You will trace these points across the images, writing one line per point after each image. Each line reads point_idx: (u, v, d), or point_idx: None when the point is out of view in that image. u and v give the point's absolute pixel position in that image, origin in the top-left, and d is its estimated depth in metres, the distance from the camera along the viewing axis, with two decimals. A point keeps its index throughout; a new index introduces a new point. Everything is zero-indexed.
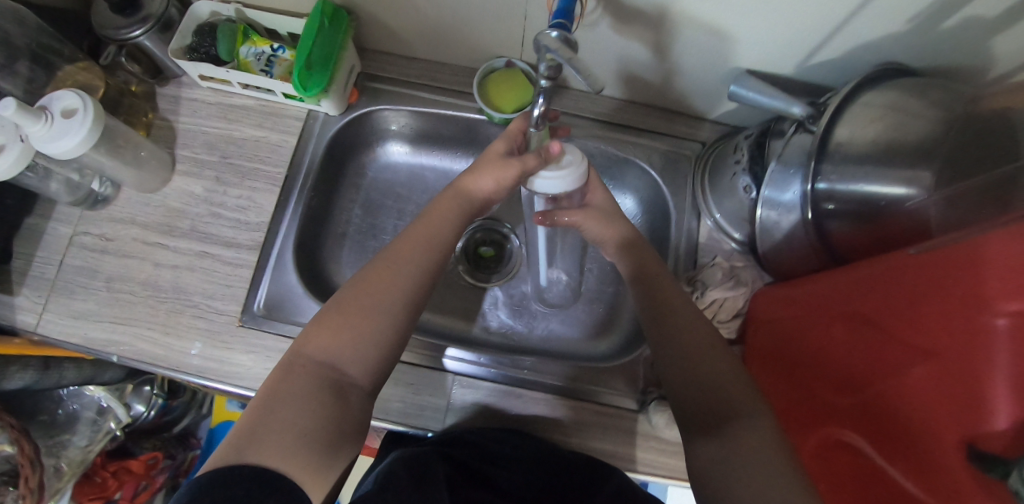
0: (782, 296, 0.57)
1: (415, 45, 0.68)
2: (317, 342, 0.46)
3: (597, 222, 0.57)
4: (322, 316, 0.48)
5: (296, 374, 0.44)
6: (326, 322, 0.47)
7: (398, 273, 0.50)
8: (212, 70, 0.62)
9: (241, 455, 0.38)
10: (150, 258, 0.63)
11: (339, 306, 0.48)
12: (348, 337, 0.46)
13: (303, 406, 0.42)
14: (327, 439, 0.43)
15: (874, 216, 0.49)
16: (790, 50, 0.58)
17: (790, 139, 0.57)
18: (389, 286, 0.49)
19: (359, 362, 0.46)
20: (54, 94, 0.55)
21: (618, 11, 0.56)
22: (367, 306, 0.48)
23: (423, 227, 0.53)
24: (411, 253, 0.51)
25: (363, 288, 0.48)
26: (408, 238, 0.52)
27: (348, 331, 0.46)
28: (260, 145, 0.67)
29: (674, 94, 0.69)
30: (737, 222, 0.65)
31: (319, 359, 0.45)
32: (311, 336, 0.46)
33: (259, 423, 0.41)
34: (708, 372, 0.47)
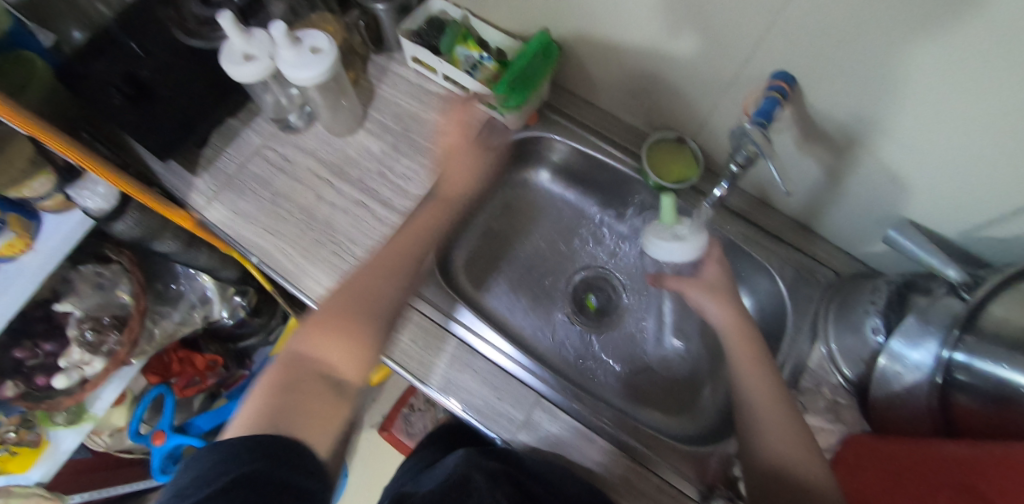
0: (886, 449, 0.55)
1: (600, 94, 0.74)
2: (322, 350, 0.50)
3: (706, 292, 0.65)
4: (310, 325, 0.52)
5: (297, 367, 0.48)
6: (316, 329, 0.52)
7: (387, 292, 0.57)
8: (429, 55, 0.71)
9: (271, 428, 0.41)
10: (314, 189, 0.70)
11: (329, 314, 0.53)
12: (349, 346, 0.52)
13: (314, 402, 0.46)
14: (342, 427, 0.47)
15: (1008, 401, 0.48)
16: (960, 218, 0.59)
17: (935, 300, 0.58)
18: (372, 294, 0.56)
19: (350, 358, 0.51)
20: (311, 33, 0.64)
21: (806, 124, 0.60)
22: (359, 313, 0.54)
23: (416, 224, 0.64)
24: (394, 269, 0.59)
25: (341, 296, 0.55)
26: (391, 246, 0.61)
27: (340, 337, 0.51)
28: (439, 130, 0.74)
29: (824, 220, 0.71)
30: (853, 361, 0.64)
31: (321, 363, 0.49)
32: (303, 339, 0.51)
33: (286, 407, 0.44)
34: (799, 482, 0.47)
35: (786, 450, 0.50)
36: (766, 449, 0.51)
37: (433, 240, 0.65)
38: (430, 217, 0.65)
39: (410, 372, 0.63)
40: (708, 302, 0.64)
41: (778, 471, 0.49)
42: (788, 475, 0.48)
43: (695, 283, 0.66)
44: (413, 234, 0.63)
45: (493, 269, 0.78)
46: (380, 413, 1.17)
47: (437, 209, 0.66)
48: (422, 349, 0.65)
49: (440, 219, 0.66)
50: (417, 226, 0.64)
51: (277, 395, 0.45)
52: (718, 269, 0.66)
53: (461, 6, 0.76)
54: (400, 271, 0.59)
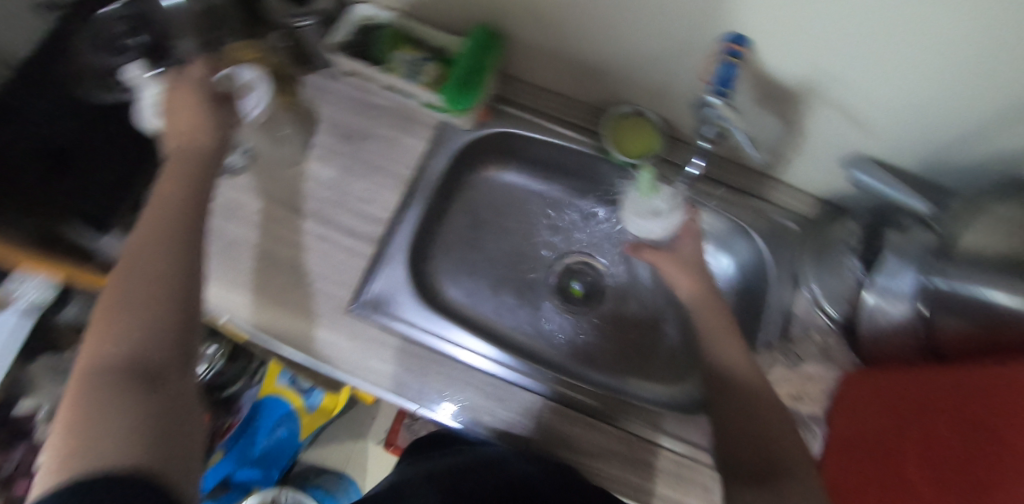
0: (877, 384, 0.59)
1: (551, 77, 0.71)
2: (108, 344, 0.38)
3: (679, 269, 0.67)
4: (97, 322, 0.39)
5: (95, 378, 0.35)
6: (100, 325, 0.39)
7: (162, 248, 0.44)
8: (364, 67, 0.67)
9: (81, 472, 0.29)
10: (271, 231, 0.66)
11: (115, 300, 0.40)
12: (145, 323, 0.39)
13: (122, 410, 0.34)
14: (177, 436, 0.36)
15: (994, 325, 0.49)
16: (919, 148, 0.60)
17: (909, 233, 0.60)
18: (142, 255, 0.43)
19: (156, 331, 0.39)
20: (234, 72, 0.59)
21: (762, 81, 0.59)
22: (135, 283, 0.41)
23: (176, 159, 0.52)
24: (160, 220, 0.46)
25: (122, 274, 0.42)
26: (157, 206, 0.47)
27: (132, 317, 0.39)
28: (391, 144, 0.70)
29: (791, 168, 0.71)
30: (837, 301, 0.66)
31: (122, 356, 0.37)
32: (90, 346, 0.38)
33: (88, 435, 0.32)
34: (765, 425, 0.51)
35: (751, 395, 0.54)
36: (739, 398, 0.55)
37: (206, 197, 0.51)
38: (184, 172, 0.51)
39: (404, 399, 0.60)
40: (679, 278, 0.67)
41: (750, 416, 0.53)
42: (757, 419, 0.52)
43: (669, 257, 0.69)
44: (172, 185, 0.50)
45: (473, 274, 0.75)
46: (382, 427, 1.14)
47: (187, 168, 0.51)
48: (418, 377, 0.61)
49: (193, 175, 0.51)
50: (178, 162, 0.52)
51: (68, 426, 0.32)
52: (692, 245, 0.69)
53: (389, 7, 0.71)
54: (174, 223, 0.46)
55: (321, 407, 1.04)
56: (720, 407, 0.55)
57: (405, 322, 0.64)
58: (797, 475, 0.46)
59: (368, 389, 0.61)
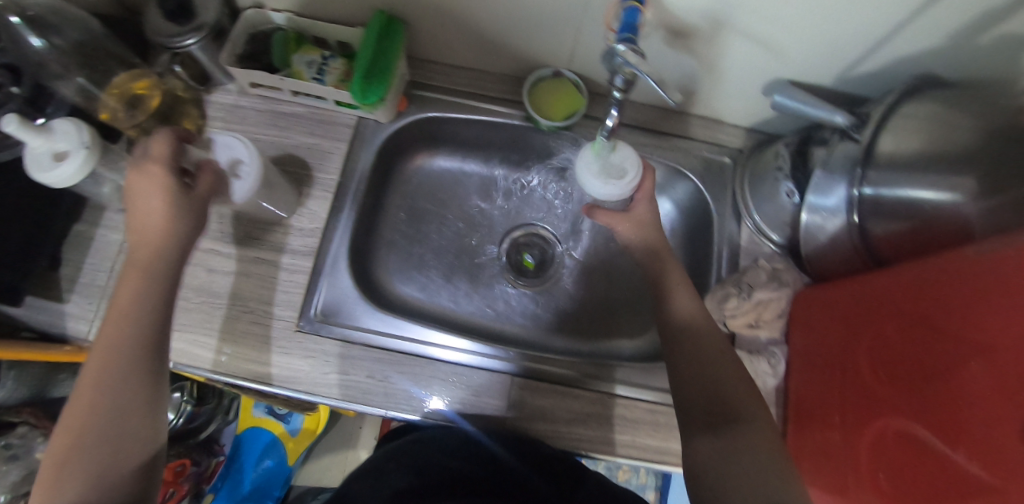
0: (823, 297, 0.60)
1: (462, 54, 0.69)
2: (58, 493, 0.43)
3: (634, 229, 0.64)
4: (46, 466, 0.44)
5: None
6: (49, 475, 0.43)
7: (120, 404, 0.46)
8: (266, 77, 0.63)
9: None
10: (203, 264, 0.63)
11: (68, 453, 0.44)
12: (96, 476, 0.44)
13: None
14: None
15: (921, 219, 0.52)
16: (831, 64, 0.61)
17: (834, 148, 0.60)
18: (99, 404, 0.46)
19: (115, 481, 0.45)
20: (224, 141, 0.56)
21: (669, 25, 0.58)
22: (92, 436, 0.45)
23: (135, 268, 0.50)
24: (112, 363, 0.47)
25: (79, 426, 0.45)
26: (109, 313, 0.49)
27: (82, 470, 0.44)
28: (311, 152, 0.67)
29: (715, 104, 0.71)
30: (777, 226, 0.67)
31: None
32: (41, 495, 0.43)
33: None
34: (718, 374, 0.52)
35: (700, 341, 0.55)
36: (689, 349, 0.55)
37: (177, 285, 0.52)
38: (136, 290, 0.50)
39: (373, 405, 0.59)
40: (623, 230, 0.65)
41: (701, 364, 0.53)
42: (710, 369, 0.53)
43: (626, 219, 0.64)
44: (121, 316, 0.49)
45: (423, 267, 0.74)
46: (371, 435, 1.10)
47: (135, 271, 0.50)
48: (383, 380, 0.60)
49: (143, 277, 0.50)
50: (137, 270, 0.50)
51: None
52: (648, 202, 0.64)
53: (279, 9, 0.67)
54: (131, 369, 0.47)
55: (303, 428, 1.04)
56: (672, 358, 0.56)
57: (359, 329, 0.63)
58: (751, 421, 0.48)
59: (333, 403, 0.59)
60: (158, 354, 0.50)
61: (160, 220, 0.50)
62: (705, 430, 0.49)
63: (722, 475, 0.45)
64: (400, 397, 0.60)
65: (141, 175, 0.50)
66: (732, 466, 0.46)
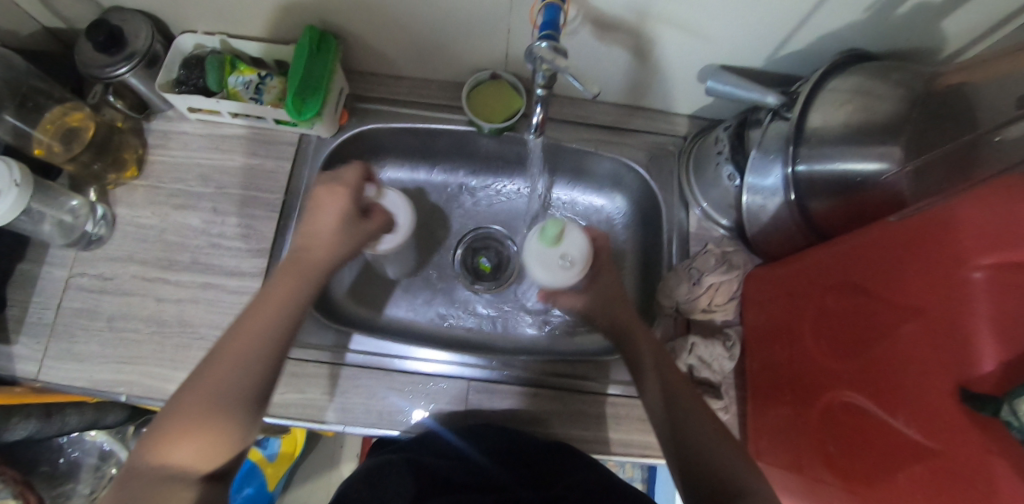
0: (771, 275, 0.61)
1: (400, 64, 0.70)
2: (167, 455, 0.42)
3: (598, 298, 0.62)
4: (157, 423, 0.43)
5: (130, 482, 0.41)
6: (160, 433, 0.42)
7: (240, 387, 0.44)
8: (201, 102, 0.63)
9: None
10: (151, 294, 0.62)
11: (182, 415, 0.42)
12: (200, 447, 0.42)
13: None
14: None
15: (853, 192, 0.54)
16: (758, 47, 0.62)
17: (766, 128, 0.61)
18: (223, 383, 0.44)
19: (209, 460, 0.43)
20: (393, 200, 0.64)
21: (596, 21, 0.59)
22: (204, 407, 0.43)
23: (289, 273, 0.52)
24: (242, 352, 0.46)
25: (198, 396, 0.43)
26: (267, 297, 0.50)
27: (190, 439, 0.42)
28: (256, 173, 0.67)
29: (655, 95, 0.72)
30: (723, 209, 0.68)
31: (165, 472, 0.41)
32: (149, 450, 0.42)
33: None
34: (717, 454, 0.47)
35: (698, 417, 0.50)
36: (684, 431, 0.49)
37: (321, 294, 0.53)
38: (291, 287, 0.51)
39: (330, 423, 0.59)
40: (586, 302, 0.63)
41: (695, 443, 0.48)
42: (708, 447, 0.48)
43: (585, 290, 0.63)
44: (269, 308, 0.49)
45: (379, 278, 0.74)
46: (354, 452, 1.11)
47: (292, 275, 0.52)
48: (339, 396, 0.60)
49: (301, 281, 0.52)
50: (287, 278, 0.51)
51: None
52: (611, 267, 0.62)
53: (213, 32, 0.66)
54: (262, 350, 0.46)
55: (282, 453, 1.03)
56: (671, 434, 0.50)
57: (312, 345, 0.63)
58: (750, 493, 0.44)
59: (289, 423, 0.59)
60: (284, 348, 0.48)
61: (327, 240, 0.54)
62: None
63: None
64: (357, 410, 0.60)
65: (328, 192, 0.55)
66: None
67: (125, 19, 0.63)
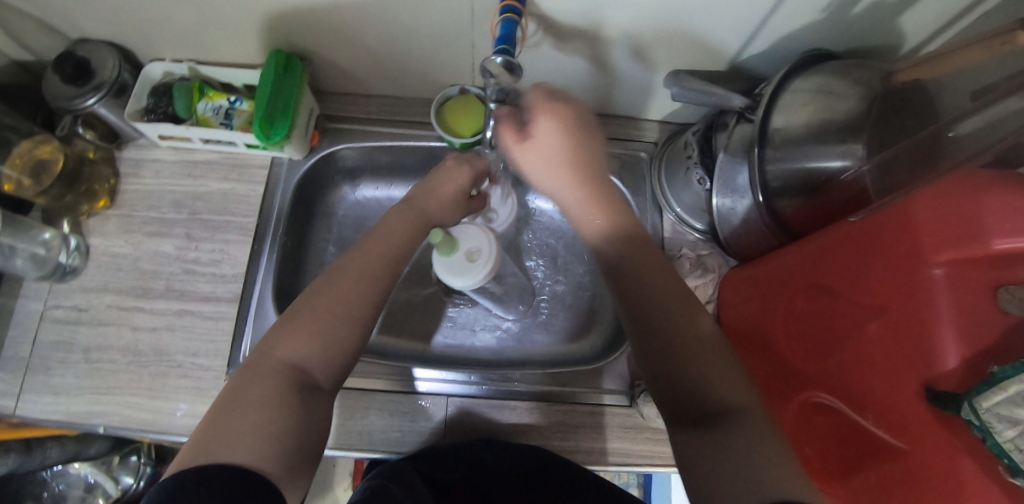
0: (746, 276, 0.61)
1: (369, 83, 0.71)
2: (292, 351, 0.44)
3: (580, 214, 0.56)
4: (290, 318, 0.46)
5: (261, 376, 0.42)
6: (294, 325, 0.45)
7: (363, 300, 0.48)
8: (171, 128, 0.63)
9: (213, 454, 0.36)
10: (127, 323, 0.62)
11: (314, 314, 0.46)
12: (322, 347, 0.45)
13: (270, 406, 0.40)
14: (296, 444, 0.40)
15: (820, 190, 0.54)
16: (722, 51, 0.62)
17: (733, 131, 0.61)
18: (348, 299, 0.47)
19: (325, 364, 0.45)
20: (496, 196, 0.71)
21: (559, 32, 0.59)
22: (331, 314, 0.46)
23: (399, 218, 0.56)
24: (364, 275, 0.49)
25: (327, 302, 0.46)
26: (386, 228, 0.55)
27: (316, 335, 0.45)
28: (228, 197, 0.68)
29: (625, 102, 0.73)
30: (696, 213, 0.68)
31: (288, 362, 0.44)
32: (280, 340, 0.44)
33: (225, 420, 0.39)
34: (701, 367, 0.44)
35: (692, 340, 0.45)
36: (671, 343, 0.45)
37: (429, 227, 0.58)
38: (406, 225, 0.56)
39: None
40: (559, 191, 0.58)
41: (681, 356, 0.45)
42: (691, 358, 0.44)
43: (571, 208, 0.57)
44: (389, 239, 0.53)
45: None
46: (347, 472, 1.12)
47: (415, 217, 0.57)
48: None
49: (421, 223, 0.57)
50: (400, 222, 0.56)
51: (221, 408, 0.40)
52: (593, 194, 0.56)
53: (181, 60, 0.67)
54: (381, 273, 0.50)
55: None
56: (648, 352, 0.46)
57: None
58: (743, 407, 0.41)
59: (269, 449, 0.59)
60: (396, 272, 0.52)
61: (449, 196, 0.61)
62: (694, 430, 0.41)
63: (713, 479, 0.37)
64: (338, 431, 0.60)
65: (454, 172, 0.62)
66: (732, 465, 0.37)
67: (91, 51, 0.63)
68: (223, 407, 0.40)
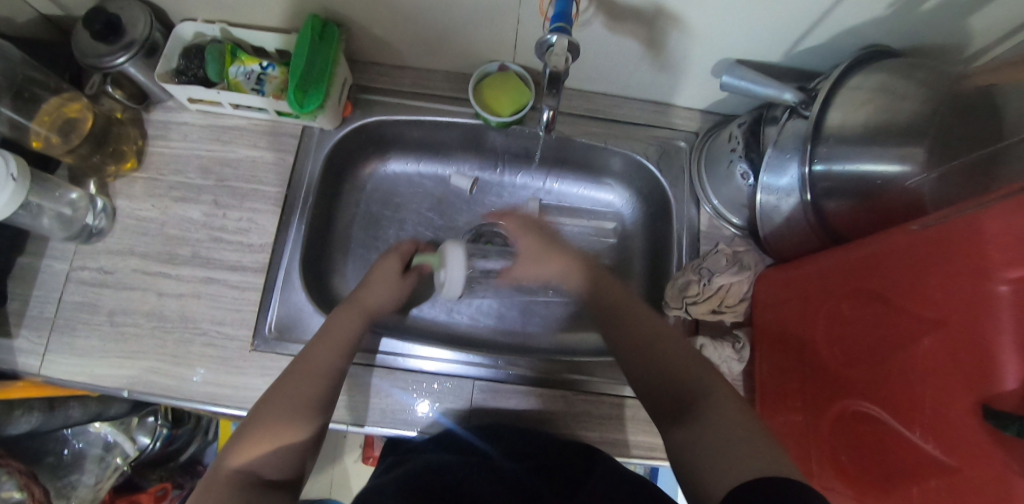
0: (783, 277, 0.60)
1: (405, 54, 0.68)
2: (246, 457, 0.44)
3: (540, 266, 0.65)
4: (244, 425, 0.46)
5: (214, 489, 0.42)
6: (244, 433, 0.45)
7: (310, 396, 0.48)
8: (201, 92, 0.61)
9: None
10: (153, 288, 0.62)
11: (264, 416, 0.46)
12: (273, 449, 0.45)
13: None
14: None
15: (872, 194, 0.51)
16: (777, 42, 0.60)
17: (783, 126, 0.59)
18: (300, 392, 0.48)
19: (277, 464, 0.45)
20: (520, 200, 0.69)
21: (610, 10, 0.56)
22: (286, 411, 0.47)
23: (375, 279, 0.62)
24: (316, 365, 0.50)
25: (274, 401, 0.47)
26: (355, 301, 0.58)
27: (266, 439, 0.45)
28: (257, 165, 0.66)
29: (667, 88, 0.70)
30: (735, 208, 0.67)
31: (242, 470, 0.43)
32: (232, 448, 0.44)
33: None
34: (664, 356, 0.50)
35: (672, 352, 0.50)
36: (637, 340, 0.52)
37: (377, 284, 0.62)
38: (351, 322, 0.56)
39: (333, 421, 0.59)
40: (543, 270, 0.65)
41: (644, 350, 0.51)
42: (654, 351, 0.51)
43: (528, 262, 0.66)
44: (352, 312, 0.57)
45: None
46: (357, 444, 1.13)
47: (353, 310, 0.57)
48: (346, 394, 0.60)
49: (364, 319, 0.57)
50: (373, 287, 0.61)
51: None
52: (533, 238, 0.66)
53: (212, 21, 0.64)
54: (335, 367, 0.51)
55: None
56: (624, 360, 0.53)
57: None
58: (709, 391, 0.46)
59: None
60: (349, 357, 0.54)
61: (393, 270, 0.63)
62: (674, 420, 0.46)
63: (697, 460, 0.42)
64: (361, 407, 0.60)
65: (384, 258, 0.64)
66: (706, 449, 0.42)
67: (122, 7, 0.60)
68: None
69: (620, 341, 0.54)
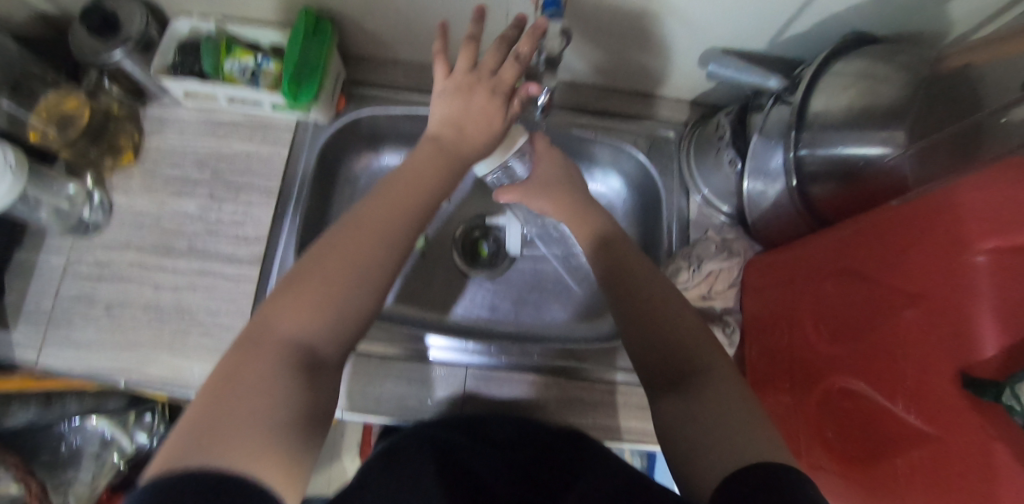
0: (771, 262, 0.60)
1: (397, 48, 0.69)
2: (295, 321, 0.38)
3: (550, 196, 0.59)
4: (289, 283, 0.40)
5: (262, 354, 0.36)
6: (296, 292, 0.39)
7: (374, 257, 0.42)
8: (196, 86, 0.62)
9: (199, 452, 0.29)
10: (149, 281, 0.62)
11: (314, 280, 0.39)
12: (331, 319, 0.39)
13: (266, 379, 0.34)
14: (301, 427, 0.35)
15: (855, 177, 0.52)
16: (763, 30, 0.61)
17: (768, 113, 0.60)
18: (361, 251, 0.42)
19: (331, 336, 0.39)
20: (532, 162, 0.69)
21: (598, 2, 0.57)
22: (347, 270, 0.40)
23: (409, 177, 0.48)
24: (379, 221, 0.43)
25: (335, 262, 0.40)
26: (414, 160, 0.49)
27: (319, 303, 0.39)
28: (252, 159, 0.67)
29: (657, 77, 0.71)
30: (724, 196, 0.68)
31: (291, 335, 0.37)
32: (280, 310, 0.38)
33: (220, 406, 0.32)
34: (670, 325, 0.47)
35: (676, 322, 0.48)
36: (644, 304, 0.49)
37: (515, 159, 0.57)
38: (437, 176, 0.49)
39: None
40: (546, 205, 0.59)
41: (649, 318, 0.48)
42: (661, 317, 0.48)
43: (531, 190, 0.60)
44: (429, 172, 0.49)
45: None
46: (355, 442, 1.13)
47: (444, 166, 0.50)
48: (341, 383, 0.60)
49: (439, 176, 0.50)
50: (408, 184, 0.47)
51: (202, 401, 0.33)
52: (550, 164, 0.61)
53: (207, 18, 0.65)
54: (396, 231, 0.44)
55: None
56: (623, 320, 0.50)
57: None
58: (709, 369, 0.44)
59: None
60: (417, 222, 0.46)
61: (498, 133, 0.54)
62: (668, 390, 0.45)
63: (687, 436, 0.42)
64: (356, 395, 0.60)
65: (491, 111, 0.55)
66: (698, 426, 0.41)
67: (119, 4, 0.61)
68: (210, 400, 0.33)
69: (622, 303, 0.50)
